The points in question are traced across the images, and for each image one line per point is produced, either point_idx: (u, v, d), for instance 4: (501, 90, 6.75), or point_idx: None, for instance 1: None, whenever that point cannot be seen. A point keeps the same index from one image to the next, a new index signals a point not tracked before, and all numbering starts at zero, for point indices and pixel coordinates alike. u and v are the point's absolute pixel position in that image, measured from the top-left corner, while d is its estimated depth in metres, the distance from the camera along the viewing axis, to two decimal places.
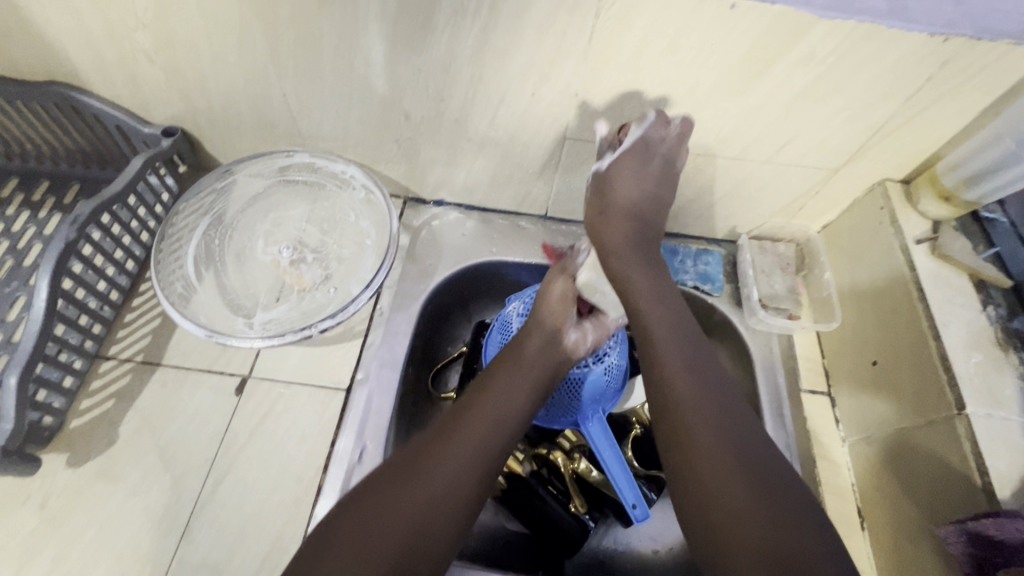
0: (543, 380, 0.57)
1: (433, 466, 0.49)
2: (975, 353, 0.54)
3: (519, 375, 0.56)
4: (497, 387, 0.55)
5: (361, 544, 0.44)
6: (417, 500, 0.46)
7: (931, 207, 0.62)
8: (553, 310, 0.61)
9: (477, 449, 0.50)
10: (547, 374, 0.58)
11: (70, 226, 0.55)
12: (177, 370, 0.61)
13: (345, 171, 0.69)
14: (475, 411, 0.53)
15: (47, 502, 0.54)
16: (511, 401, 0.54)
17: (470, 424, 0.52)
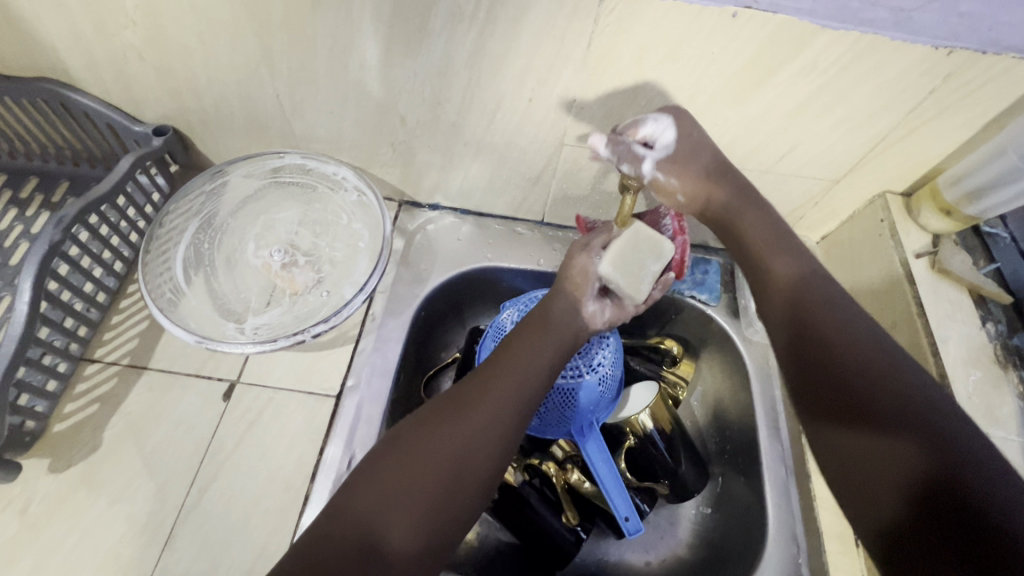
0: (570, 340, 0.57)
1: (469, 419, 0.49)
2: (973, 371, 0.53)
3: (547, 334, 0.56)
4: (526, 342, 0.55)
5: (395, 488, 0.44)
6: (454, 445, 0.47)
7: (931, 220, 0.61)
8: (573, 283, 0.59)
9: (511, 406, 0.51)
10: (573, 335, 0.57)
11: (55, 227, 0.53)
12: (164, 374, 0.60)
13: (337, 172, 0.68)
14: (508, 365, 0.53)
15: (28, 509, 0.53)
16: (541, 357, 0.54)
17: (503, 378, 0.52)
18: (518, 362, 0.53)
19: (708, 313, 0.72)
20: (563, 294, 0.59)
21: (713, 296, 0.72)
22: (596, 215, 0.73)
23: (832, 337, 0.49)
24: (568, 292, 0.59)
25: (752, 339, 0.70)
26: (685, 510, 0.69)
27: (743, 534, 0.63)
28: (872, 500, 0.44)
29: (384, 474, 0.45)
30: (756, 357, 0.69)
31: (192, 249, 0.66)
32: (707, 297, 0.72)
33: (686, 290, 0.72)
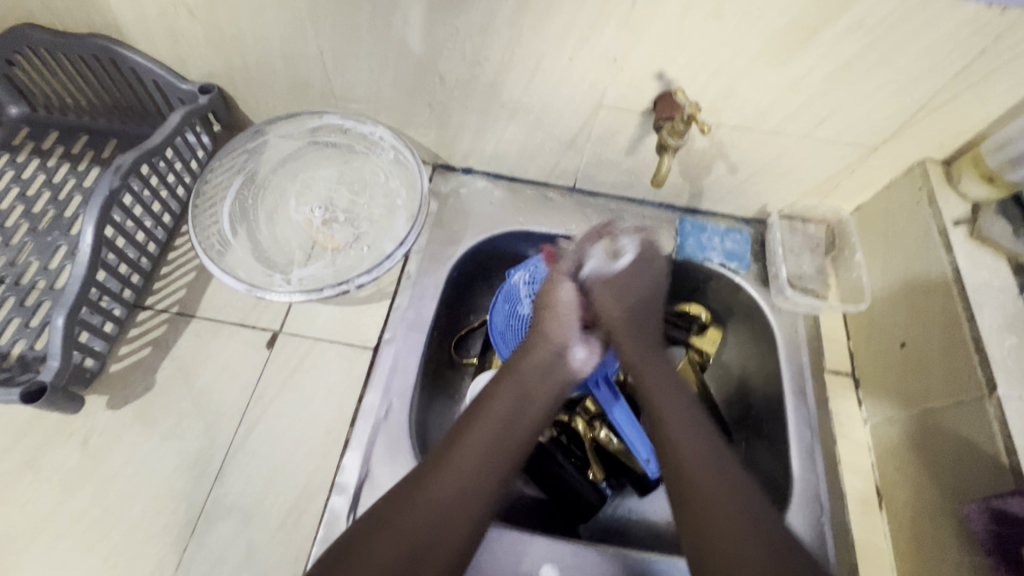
0: (544, 396, 0.56)
1: (430, 496, 0.48)
2: (1009, 336, 0.53)
3: (524, 393, 0.56)
4: (497, 403, 0.54)
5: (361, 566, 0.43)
6: (421, 516, 0.46)
7: (972, 188, 0.60)
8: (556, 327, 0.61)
9: (478, 473, 0.50)
10: (547, 392, 0.57)
11: (113, 174, 0.56)
12: (210, 322, 0.63)
13: (373, 132, 0.70)
14: (474, 432, 0.52)
15: (89, 440, 0.56)
16: (512, 423, 0.54)
17: (470, 440, 0.51)
18: (482, 431, 0.52)
19: (737, 281, 0.72)
20: (525, 360, 0.58)
21: (742, 265, 0.72)
22: (627, 182, 0.74)
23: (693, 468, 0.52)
24: (532, 356, 0.58)
25: (782, 307, 0.70)
26: None
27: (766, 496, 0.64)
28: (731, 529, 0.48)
29: (356, 559, 0.44)
30: (784, 325, 0.69)
31: (237, 204, 0.68)
32: (737, 265, 0.72)
33: (715, 258, 0.72)
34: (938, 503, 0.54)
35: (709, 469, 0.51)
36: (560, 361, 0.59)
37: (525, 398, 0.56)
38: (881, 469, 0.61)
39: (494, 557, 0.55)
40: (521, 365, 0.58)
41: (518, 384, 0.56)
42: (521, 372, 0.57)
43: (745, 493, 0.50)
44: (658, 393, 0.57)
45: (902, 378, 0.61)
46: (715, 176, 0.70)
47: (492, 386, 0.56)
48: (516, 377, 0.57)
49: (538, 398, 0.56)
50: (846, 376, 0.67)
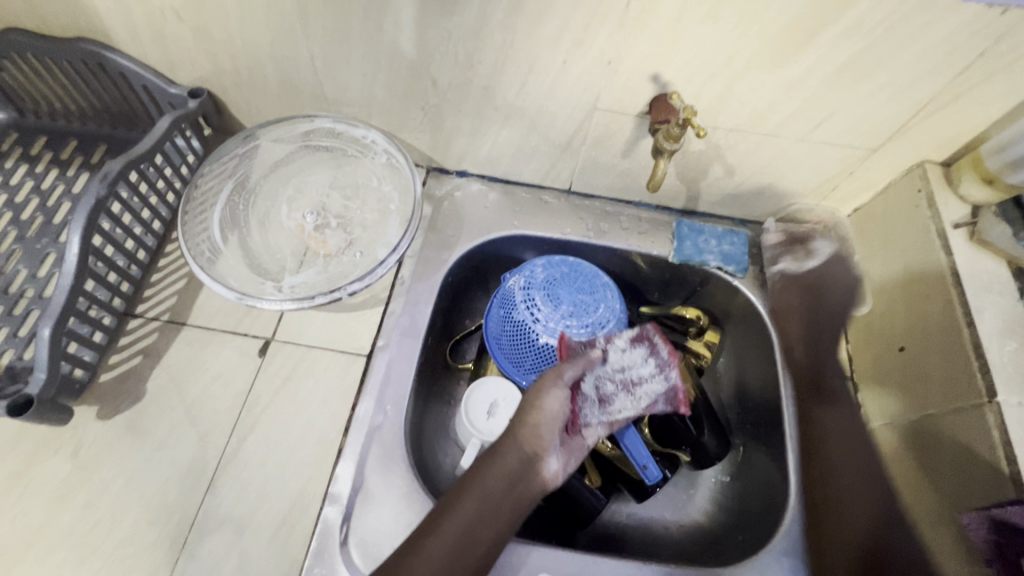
0: (512, 501, 0.50)
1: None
2: (1008, 342, 0.52)
3: (490, 499, 0.49)
4: (461, 507, 0.49)
5: None
6: None
7: (972, 191, 0.59)
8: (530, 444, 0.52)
9: None
10: (515, 497, 0.50)
11: (100, 182, 0.55)
12: (202, 331, 0.62)
13: (366, 135, 0.69)
14: (434, 539, 0.47)
15: (79, 452, 0.55)
16: (469, 545, 0.48)
17: (431, 548, 0.47)
18: (444, 539, 0.47)
19: (735, 284, 0.71)
20: (492, 466, 0.51)
21: (740, 267, 0.71)
22: (623, 184, 0.73)
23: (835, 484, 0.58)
24: (499, 464, 0.51)
25: (780, 313, 0.69)
26: (704, 478, 0.70)
27: (763, 503, 0.64)
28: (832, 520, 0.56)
29: None
30: (782, 330, 0.69)
31: (228, 210, 0.67)
32: (734, 268, 0.71)
33: (712, 261, 0.72)
34: (936, 512, 0.53)
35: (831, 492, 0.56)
36: (530, 471, 0.52)
37: (494, 500, 0.50)
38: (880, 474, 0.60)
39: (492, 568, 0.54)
40: (485, 472, 0.50)
41: (482, 496, 0.49)
42: (484, 482, 0.50)
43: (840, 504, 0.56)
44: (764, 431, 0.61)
45: (901, 383, 0.60)
46: (712, 178, 0.70)
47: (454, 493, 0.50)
48: (480, 490, 0.49)
49: (505, 506, 0.50)
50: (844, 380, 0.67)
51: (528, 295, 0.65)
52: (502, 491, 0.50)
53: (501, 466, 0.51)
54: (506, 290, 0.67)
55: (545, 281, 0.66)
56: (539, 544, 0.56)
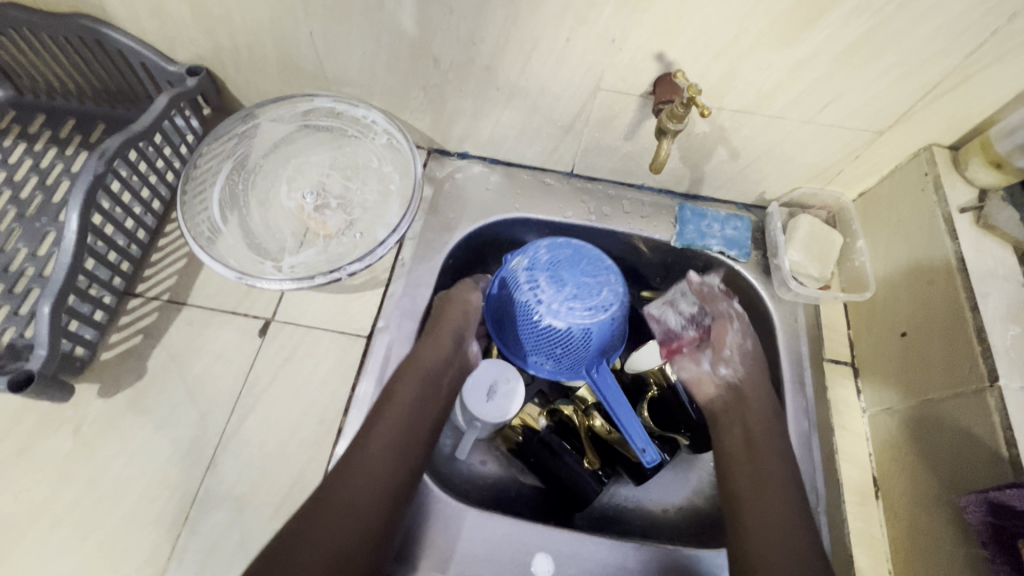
0: (446, 378, 0.61)
1: (355, 487, 0.52)
2: (1011, 327, 0.52)
3: (431, 377, 0.60)
4: (405, 386, 0.58)
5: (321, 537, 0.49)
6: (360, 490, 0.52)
7: (979, 174, 0.59)
8: (451, 327, 0.63)
9: (399, 446, 0.55)
10: (448, 374, 0.62)
11: (98, 159, 0.54)
12: (202, 311, 0.62)
13: (366, 115, 0.68)
14: (390, 411, 0.56)
15: (80, 429, 0.55)
16: (419, 407, 0.58)
17: (387, 417, 0.56)
18: (398, 411, 0.56)
19: (737, 269, 0.71)
20: (423, 348, 0.61)
21: (743, 253, 0.71)
22: (626, 167, 0.72)
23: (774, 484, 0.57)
24: (426, 346, 0.61)
25: (782, 299, 0.69)
26: (702, 462, 0.70)
27: None
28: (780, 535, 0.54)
29: (311, 533, 0.49)
30: (784, 315, 0.68)
31: (228, 190, 0.67)
32: (737, 253, 0.71)
33: (715, 246, 0.71)
34: (934, 495, 0.53)
35: (757, 489, 0.57)
36: (459, 349, 0.63)
37: (432, 376, 0.60)
38: (878, 458, 0.61)
39: (450, 534, 0.55)
40: (417, 353, 0.60)
41: (421, 369, 0.59)
42: (418, 360, 0.60)
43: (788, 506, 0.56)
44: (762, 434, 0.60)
45: (902, 368, 0.60)
46: (716, 161, 0.69)
47: (394, 373, 0.59)
48: (418, 365, 0.60)
49: (443, 382, 0.61)
50: (845, 365, 0.67)
51: (529, 273, 0.64)
52: (433, 364, 0.60)
53: (427, 349, 0.61)
54: (509, 268, 0.67)
55: (548, 261, 0.64)
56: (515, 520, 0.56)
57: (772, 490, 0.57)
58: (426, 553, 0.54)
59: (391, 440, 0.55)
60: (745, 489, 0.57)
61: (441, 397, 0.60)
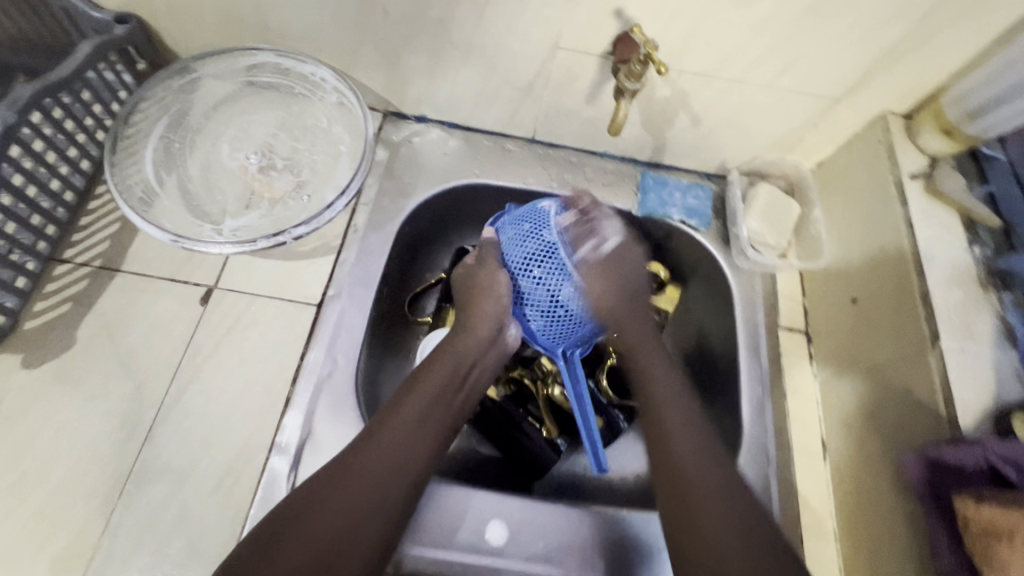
0: (468, 375, 0.55)
1: (351, 488, 0.45)
2: (954, 291, 0.53)
3: (456, 373, 0.54)
4: (429, 382, 0.53)
5: (305, 539, 0.42)
6: (359, 491, 0.45)
7: (931, 142, 0.59)
8: (491, 319, 0.55)
9: (407, 445, 0.49)
10: (483, 369, 0.56)
11: (8, 108, 0.49)
12: (138, 277, 0.58)
13: (315, 72, 0.64)
14: (404, 407, 0.51)
15: (2, 401, 0.52)
16: (435, 408, 0.52)
17: (403, 413, 0.50)
18: (412, 408, 0.51)
19: (697, 238, 0.71)
20: (461, 340, 0.56)
21: (703, 222, 0.71)
22: (589, 133, 0.71)
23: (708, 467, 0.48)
24: (473, 336, 0.56)
25: (741, 268, 0.69)
26: None
27: None
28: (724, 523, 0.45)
29: (289, 537, 0.42)
30: (742, 284, 0.69)
31: (164, 149, 0.63)
32: (697, 222, 0.71)
33: (676, 214, 0.71)
34: (877, 454, 0.55)
35: (705, 470, 0.48)
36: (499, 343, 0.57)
37: (461, 372, 0.55)
38: (827, 422, 0.62)
39: (454, 509, 0.54)
40: (459, 342, 0.56)
41: (453, 362, 0.55)
42: (456, 351, 0.55)
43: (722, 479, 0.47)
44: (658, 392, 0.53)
45: (852, 333, 0.61)
46: (677, 128, 0.68)
47: (423, 368, 0.54)
48: (452, 357, 0.55)
49: (469, 380, 0.55)
50: (799, 333, 0.68)
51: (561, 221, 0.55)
52: (463, 361, 0.55)
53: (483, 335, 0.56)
54: (538, 208, 0.56)
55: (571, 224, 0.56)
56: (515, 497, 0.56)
57: (703, 469, 0.48)
58: (429, 531, 0.53)
59: (396, 442, 0.48)
60: (691, 470, 0.48)
61: (460, 401, 0.54)
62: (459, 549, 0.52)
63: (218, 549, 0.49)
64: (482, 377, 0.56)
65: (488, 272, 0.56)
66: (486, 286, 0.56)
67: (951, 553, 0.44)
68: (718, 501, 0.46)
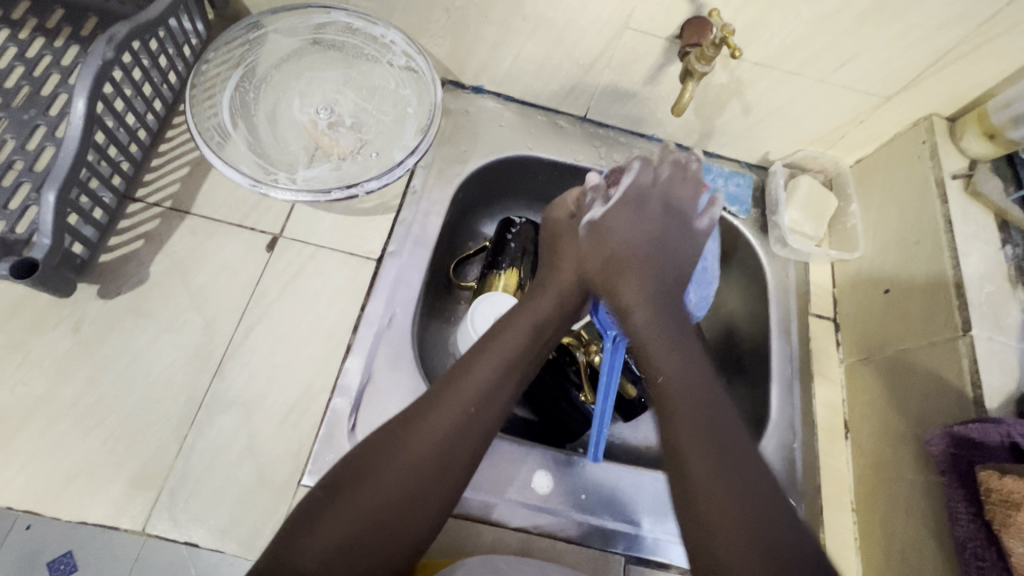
0: (547, 324, 0.53)
1: (422, 441, 0.45)
2: (987, 284, 0.56)
3: (537, 326, 0.53)
4: (511, 332, 0.51)
5: (375, 492, 0.43)
6: (432, 443, 0.45)
7: (973, 145, 0.62)
8: (565, 275, 0.56)
9: (488, 398, 0.47)
10: (561, 317, 0.55)
11: (106, 44, 0.51)
12: (206, 221, 0.60)
13: (385, 35, 0.66)
14: (483, 359, 0.49)
15: (80, 327, 0.54)
16: (506, 375, 0.49)
17: (483, 363, 0.49)
18: (491, 362, 0.49)
19: (736, 225, 0.73)
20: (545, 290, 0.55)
21: (743, 209, 0.73)
22: (641, 115, 0.73)
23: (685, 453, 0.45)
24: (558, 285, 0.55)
25: (776, 256, 0.72)
26: None
27: None
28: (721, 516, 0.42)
29: (364, 482, 0.43)
30: (776, 271, 0.72)
31: (238, 97, 0.64)
32: (738, 209, 0.73)
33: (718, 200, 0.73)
34: (901, 432, 0.58)
35: (708, 455, 0.44)
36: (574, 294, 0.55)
37: (542, 327, 0.53)
38: (850, 402, 0.66)
39: (509, 462, 0.57)
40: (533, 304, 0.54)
41: (532, 316, 0.53)
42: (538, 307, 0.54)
43: (732, 463, 0.44)
44: (649, 338, 0.50)
45: (882, 322, 0.64)
46: (728, 116, 0.70)
47: (502, 326, 0.52)
48: (534, 311, 0.53)
49: (549, 328, 0.54)
50: (827, 320, 0.71)
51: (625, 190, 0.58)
52: (541, 323, 0.53)
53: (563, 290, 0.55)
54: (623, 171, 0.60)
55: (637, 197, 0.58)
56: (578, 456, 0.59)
57: (718, 478, 0.43)
58: (483, 479, 0.56)
59: (468, 405, 0.47)
60: (698, 464, 0.44)
61: (533, 364, 0.52)
62: (507, 494, 0.56)
63: (284, 479, 0.52)
64: (555, 339, 0.55)
65: (566, 223, 0.58)
66: (568, 235, 0.57)
67: (970, 521, 0.48)
68: (752, 507, 0.42)
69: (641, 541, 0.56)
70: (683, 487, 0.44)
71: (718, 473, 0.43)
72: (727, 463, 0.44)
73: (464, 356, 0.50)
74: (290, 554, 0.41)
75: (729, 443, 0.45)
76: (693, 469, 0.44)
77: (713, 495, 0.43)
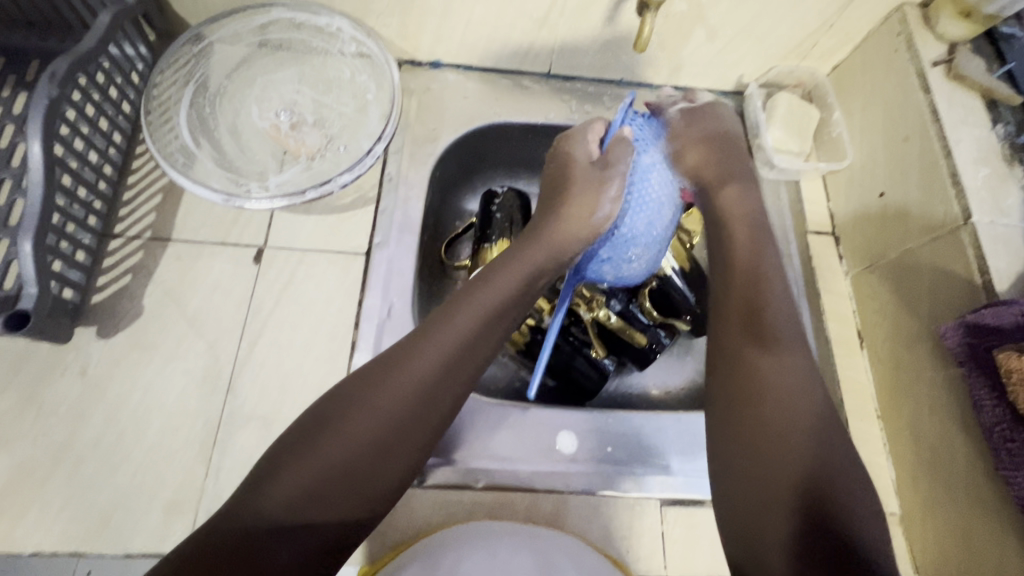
0: (537, 261, 0.53)
1: (405, 380, 0.45)
2: (982, 168, 0.55)
3: (525, 263, 0.52)
4: (497, 273, 0.52)
5: (353, 429, 0.42)
6: (414, 382, 0.45)
7: (950, 27, 0.60)
8: (587, 213, 0.52)
9: (473, 339, 0.47)
10: (550, 253, 0.53)
11: (49, 83, 0.50)
12: (189, 245, 0.60)
13: (330, 23, 0.64)
14: (467, 301, 0.49)
15: (87, 370, 0.54)
16: (493, 316, 0.49)
17: (468, 304, 0.49)
18: (476, 303, 0.49)
19: None
20: (538, 230, 0.55)
21: None
22: (606, 59, 0.71)
23: (762, 424, 0.43)
24: (563, 221, 0.53)
25: (765, 180, 0.71)
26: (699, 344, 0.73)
27: None
28: (760, 489, 0.41)
29: (341, 422, 0.43)
30: (768, 195, 0.70)
31: (195, 114, 0.63)
32: None
33: None
34: (915, 333, 0.58)
35: (782, 425, 0.43)
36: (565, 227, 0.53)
37: (533, 267, 0.52)
38: (861, 313, 0.65)
39: (527, 429, 0.57)
40: (524, 245, 0.54)
41: (521, 254, 0.53)
42: (528, 248, 0.53)
43: (794, 446, 0.42)
44: (751, 290, 0.50)
45: (882, 227, 0.63)
46: (695, 45, 0.68)
47: (491, 268, 0.52)
48: (524, 253, 0.53)
49: (539, 267, 0.53)
50: (827, 236, 0.70)
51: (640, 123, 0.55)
52: (529, 264, 0.52)
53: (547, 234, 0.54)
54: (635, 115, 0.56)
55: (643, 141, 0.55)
56: (591, 410, 0.60)
57: (788, 454, 0.42)
58: (502, 447, 0.56)
59: (451, 350, 0.46)
60: (755, 428, 0.43)
61: (523, 306, 0.51)
62: (532, 460, 0.56)
63: None
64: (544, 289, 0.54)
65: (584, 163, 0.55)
66: (586, 180, 0.53)
67: (993, 407, 0.47)
68: (786, 493, 0.40)
69: (673, 481, 0.57)
70: (744, 467, 0.42)
71: (773, 455, 0.42)
72: (778, 438, 0.42)
73: (447, 303, 0.50)
74: (257, 498, 0.39)
75: (785, 416, 0.43)
76: (761, 442, 0.43)
77: (769, 466, 0.42)
